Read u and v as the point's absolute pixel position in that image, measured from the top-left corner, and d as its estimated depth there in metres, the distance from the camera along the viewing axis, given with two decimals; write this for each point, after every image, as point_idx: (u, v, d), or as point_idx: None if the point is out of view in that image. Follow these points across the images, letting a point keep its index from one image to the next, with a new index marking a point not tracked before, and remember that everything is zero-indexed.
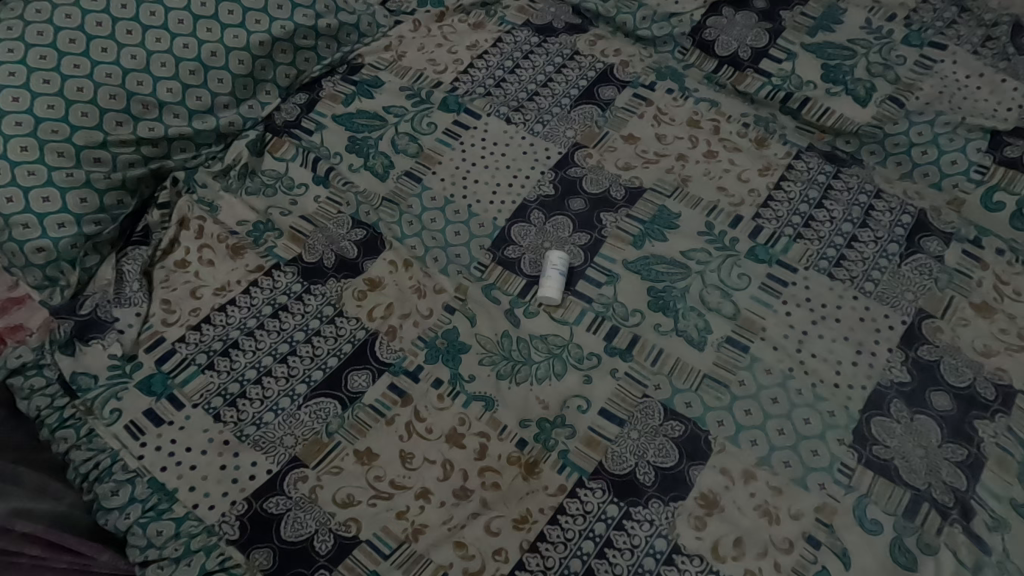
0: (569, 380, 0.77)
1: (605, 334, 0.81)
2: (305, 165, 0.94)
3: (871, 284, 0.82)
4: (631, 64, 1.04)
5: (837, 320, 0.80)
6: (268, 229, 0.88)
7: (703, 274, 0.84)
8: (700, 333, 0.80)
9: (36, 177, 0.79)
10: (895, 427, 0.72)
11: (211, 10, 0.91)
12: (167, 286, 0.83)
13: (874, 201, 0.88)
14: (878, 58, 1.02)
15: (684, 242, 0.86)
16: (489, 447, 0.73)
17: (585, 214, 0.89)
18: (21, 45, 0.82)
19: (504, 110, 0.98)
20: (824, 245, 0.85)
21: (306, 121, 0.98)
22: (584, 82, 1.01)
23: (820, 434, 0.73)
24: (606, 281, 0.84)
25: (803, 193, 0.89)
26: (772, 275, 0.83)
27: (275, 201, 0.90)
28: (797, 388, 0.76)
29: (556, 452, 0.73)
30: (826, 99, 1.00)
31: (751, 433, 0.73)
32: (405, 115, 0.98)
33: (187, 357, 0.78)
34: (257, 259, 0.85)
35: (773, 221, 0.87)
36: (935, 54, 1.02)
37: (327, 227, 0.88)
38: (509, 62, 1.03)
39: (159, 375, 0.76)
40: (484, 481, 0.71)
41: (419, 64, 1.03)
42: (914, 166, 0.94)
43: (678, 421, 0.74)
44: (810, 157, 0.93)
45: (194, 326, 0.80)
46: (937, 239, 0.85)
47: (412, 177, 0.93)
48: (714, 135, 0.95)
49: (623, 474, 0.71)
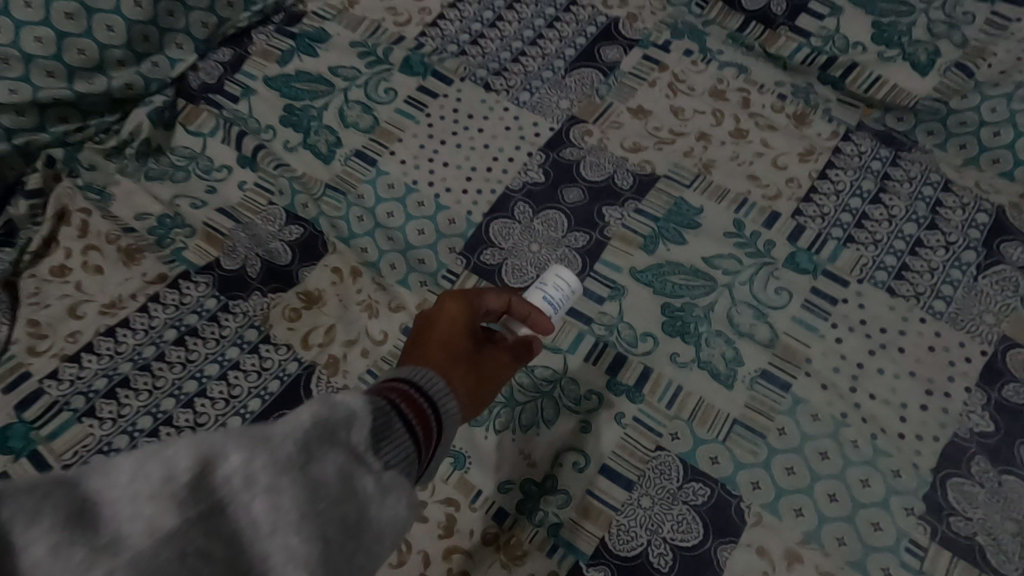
0: (562, 429, 0.60)
1: (609, 365, 0.63)
2: (228, 143, 0.74)
3: (942, 302, 0.65)
4: (641, 17, 0.84)
5: (900, 349, 0.63)
6: (175, 225, 0.68)
7: (731, 288, 0.66)
8: (729, 365, 0.63)
9: None
10: (978, 493, 0.57)
11: None
12: (36, 302, 0.63)
13: (943, 195, 0.71)
14: (940, 15, 0.83)
15: (708, 245, 0.68)
16: (458, 520, 0.56)
17: (583, 208, 0.71)
18: None
19: (483, 74, 0.78)
20: (881, 252, 0.68)
21: (231, 84, 0.77)
22: (583, 40, 0.81)
23: (882, 501, 0.57)
24: (609, 295, 0.66)
25: (855, 185, 0.72)
26: (817, 289, 0.66)
27: (186, 189, 0.70)
28: (852, 439, 0.59)
29: (545, 527, 0.56)
30: (876, 66, 0.82)
31: (794, 499, 0.57)
32: (357, 79, 0.78)
33: (59, 400, 0.59)
34: (159, 266, 0.66)
35: (817, 219, 0.70)
36: (1009, 11, 0.83)
37: (253, 223, 0.69)
38: (489, 12, 0.82)
39: (20, 426, 0.57)
40: (450, 567, 0.54)
41: (375, 13, 0.82)
42: (981, 150, 0.76)
43: (702, 483, 0.58)
44: (862, 139, 0.75)
45: (71, 356, 0.61)
46: (1021, 245, 0.68)
47: (364, 158, 0.73)
48: (742, 109, 0.77)
49: (633, 556, 0.55)
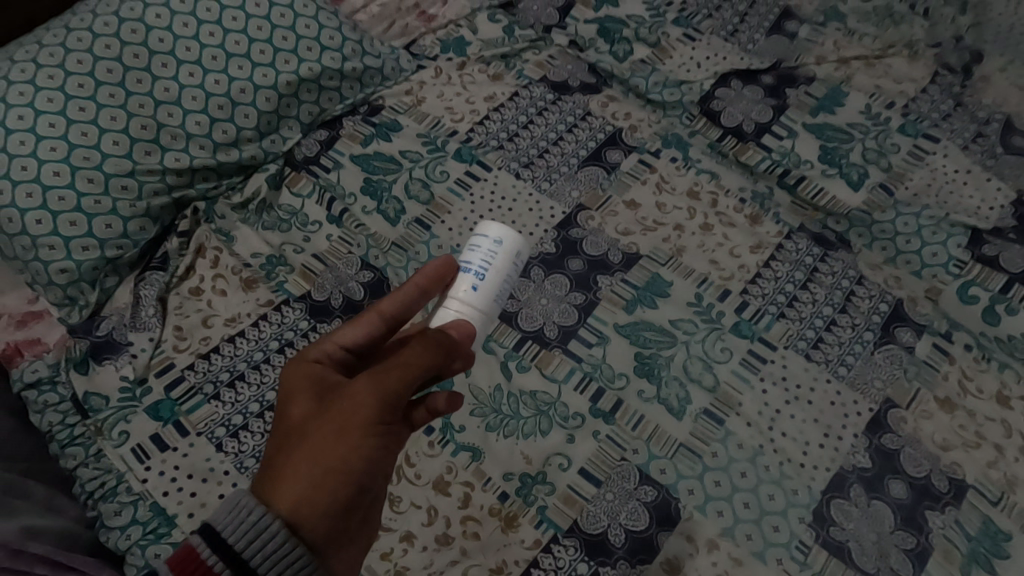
0: (553, 438, 0.82)
1: (591, 395, 0.85)
2: (321, 204, 0.98)
3: (845, 368, 0.87)
4: (640, 129, 1.09)
5: (809, 401, 0.85)
6: (280, 264, 0.92)
7: (688, 345, 0.88)
8: (680, 402, 0.85)
9: (65, 202, 0.83)
10: (852, 510, 0.78)
11: (244, 48, 0.95)
12: (180, 313, 0.87)
13: (856, 287, 0.94)
14: (873, 144, 1.07)
15: (674, 311, 0.91)
16: (472, 497, 0.78)
17: (583, 275, 0.94)
18: (60, 72, 0.86)
19: (515, 165, 1.03)
20: (804, 326, 0.90)
21: (325, 158, 1.02)
22: (593, 144, 1.06)
23: (782, 510, 0.78)
24: (596, 342, 0.89)
25: (790, 274, 0.94)
26: (752, 351, 0.88)
27: (289, 237, 0.95)
28: (765, 464, 0.81)
29: (535, 507, 0.77)
30: (821, 180, 1.04)
31: (718, 503, 0.78)
32: (420, 161, 1.02)
33: (194, 385, 0.82)
34: (268, 293, 0.90)
35: (758, 298, 0.92)
36: (927, 145, 1.07)
37: (337, 266, 0.92)
38: (523, 117, 1.08)
39: (167, 401, 0.81)
40: (465, 530, 0.76)
41: (437, 111, 1.08)
42: (897, 253, 0.98)
43: (651, 486, 0.79)
44: (800, 238, 0.98)
45: (204, 354, 0.84)
46: (910, 330, 0.90)
47: (421, 224, 0.97)
48: (711, 208, 1.00)
49: (596, 533, 0.76)
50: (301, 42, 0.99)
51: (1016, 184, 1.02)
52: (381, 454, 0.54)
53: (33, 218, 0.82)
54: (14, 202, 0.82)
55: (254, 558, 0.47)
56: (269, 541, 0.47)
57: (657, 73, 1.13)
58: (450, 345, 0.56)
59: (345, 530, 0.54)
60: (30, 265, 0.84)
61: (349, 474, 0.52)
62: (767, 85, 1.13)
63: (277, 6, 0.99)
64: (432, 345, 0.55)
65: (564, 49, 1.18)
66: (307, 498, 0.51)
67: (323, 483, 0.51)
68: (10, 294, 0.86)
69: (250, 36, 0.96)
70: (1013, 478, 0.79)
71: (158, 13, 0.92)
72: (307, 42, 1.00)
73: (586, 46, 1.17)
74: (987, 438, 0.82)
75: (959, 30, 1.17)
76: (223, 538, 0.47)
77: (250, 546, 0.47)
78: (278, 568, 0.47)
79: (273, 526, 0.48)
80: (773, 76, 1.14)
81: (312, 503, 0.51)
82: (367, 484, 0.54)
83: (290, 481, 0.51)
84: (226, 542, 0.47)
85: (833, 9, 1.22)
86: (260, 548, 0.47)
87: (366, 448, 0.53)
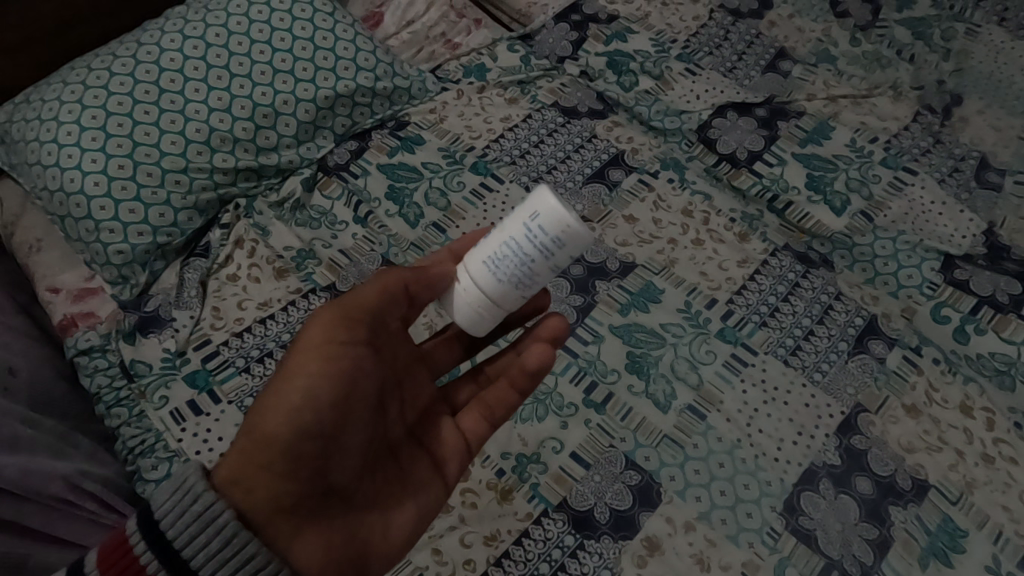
0: (548, 424, 0.90)
1: (585, 387, 0.93)
2: (348, 206, 1.08)
3: (820, 374, 0.94)
4: (641, 152, 1.19)
5: (785, 402, 0.92)
6: (309, 257, 1.02)
7: (676, 346, 0.96)
8: (666, 398, 0.92)
9: (127, 192, 0.95)
10: (820, 501, 0.85)
11: (289, 66, 1.07)
12: (218, 295, 0.97)
13: (834, 302, 1.01)
14: (856, 174, 1.15)
15: (664, 316, 1.00)
16: (472, 472, 0.86)
17: (583, 280, 1.03)
18: (130, 79, 0.98)
19: (525, 179, 1.13)
20: (784, 335, 0.98)
21: (354, 166, 1.13)
22: (597, 164, 1.16)
23: (756, 499, 0.85)
24: (592, 341, 0.97)
25: (773, 287, 1.03)
26: (735, 354, 0.96)
27: (319, 233, 1.05)
28: (742, 456, 0.88)
29: (528, 484, 0.85)
30: (807, 206, 1.13)
31: (696, 490, 0.85)
32: (440, 172, 1.13)
33: (227, 359, 0.91)
34: (297, 282, 0.99)
35: (743, 307, 1.01)
36: (907, 177, 1.15)
37: (360, 261, 1.02)
38: (534, 137, 1.19)
39: (203, 371, 0.90)
40: (464, 500, 0.84)
41: (457, 128, 1.19)
42: (876, 274, 1.05)
43: (636, 471, 0.87)
44: (784, 256, 1.06)
45: (237, 333, 0.94)
46: (882, 343, 0.97)
47: (438, 228, 1.07)
48: (703, 225, 1.09)
49: (583, 510, 0.83)
50: (339, 62, 1.11)
51: (987, 216, 1.10)
52: (326, 393, 0.58)
53: (99, 204, 0.94)
54: (83, 190, 0.94)
55: (190, 553, 0.52)
56: (201, 531, 0.52)
57: (659, 103, 1.24)
58: (386, 285, 0.63)
59: (300, 490, 0.57)
60: (91, 246, 0.96)
61: (286, 419, 0.56)
62: (760, 117, 1.22)
63: (320, 30, 1.11)
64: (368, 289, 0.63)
65: (575, 79, 1.29)
66: (245, 448, 0.56)
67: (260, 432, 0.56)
68: (69, 273, 0.99)
69: (295, 55, 1.08)
70: (971, 481, 0.86)
71: (217, 33, 1.04)
72: (345, 62, 1.12)
73: (595, 76, 1.29)
74: (949, 443, 0.89)
75: (941, 75, 1.27)
76: (152, 525, 0.52)
77: (184, 538, 0.52)
78: (213, 563, 0.52)
79: (205, 516, 0.52)
80: (766, 109, 1.23)
81: (246, 455, 0.56)
82: (313, 433, 0.57)
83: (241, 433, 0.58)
84: (159, 533, 0.52)
85: (825, 52, 1.33)
86: (198, 538, 0.52)
87: (303, 390, 0.57)
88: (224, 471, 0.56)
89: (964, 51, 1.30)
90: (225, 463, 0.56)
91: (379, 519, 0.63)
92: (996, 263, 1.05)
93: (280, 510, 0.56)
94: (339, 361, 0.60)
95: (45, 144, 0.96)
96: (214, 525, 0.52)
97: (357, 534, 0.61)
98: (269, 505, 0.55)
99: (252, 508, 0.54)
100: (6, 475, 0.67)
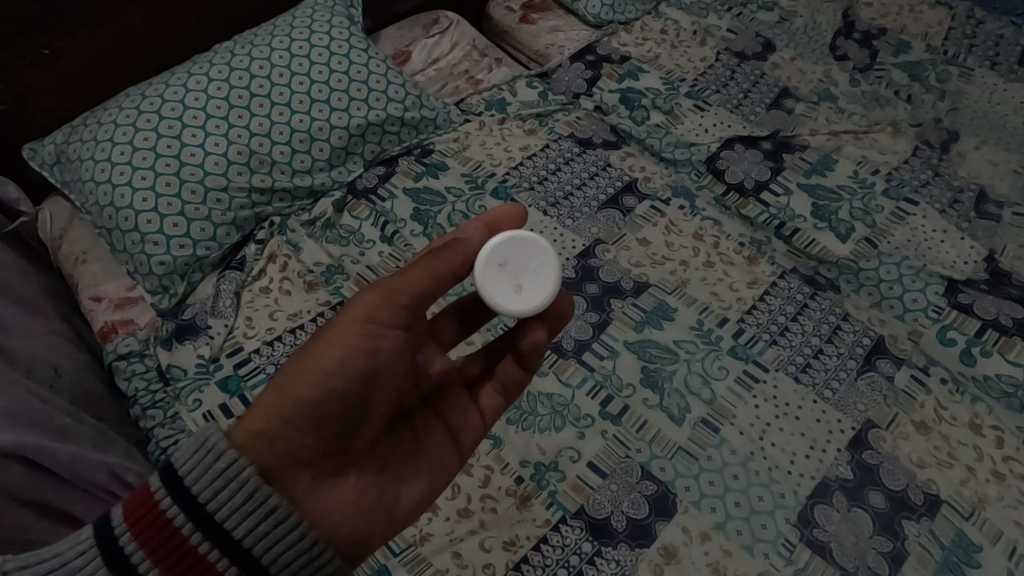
0: (566, 434, 0.93)
1: (601, 399, 0.96)
2: (375, 226, 1.14)
3: (830, 391, 0.97)
4: (653, 180, 1.25)
5: (796, 417, 0.94)
6: (338, 272, 1.08)
7: (689, 362, 1.00)
8: (681, 411, 0.95)
9: (172, 208, 1.02)
10: (834, 514, 0.86)
11: (325, 95, 1.15)
12: (251, 306, 1.03)
13: (842, 322, 1.05)
14: (859, 204, 1.20)
15: (677, 333, 1.03)
16: (492, 478, 0.89)
17: (599, 298, 1.07)
18: (180, 105, 1.06)
19: (543, 204, 1.19)
20: (794, 353, 1.01)
21: (382, 189, 1.20)
22: (611, 190, 1.22)
23: (770, 510, 0.86)
24: (607, 356, 1.01)
25: (782, 308, 1.07)
26: (746, 371, 0.99)
27: (347, 251, 1.11)
28: (756, 469, 0.90)
29: (546, 491, 0.88)
30: (813, 232, 1.16)
31: (711, 500, 0.87)
32: (462, 197, 1.19)
33: (259, 366, 0.96)
34: (326, 294, 1.04)
35: (754, 326, 1.04)
36: (908, 208, 1.20)
37: (386, 277, 1.07)
38: (552, 165, 1.25)
39: (235, 377, 0.94)
40: (484, 505, 0.86)
41: (479, 156, 1.26)
42: (882, 297, 1.08)
43: (652, 481, 0.89)
44: (792, 279, 1.10)
45: (268, 341, 0.98)
46: (890, 362, 1.00)
47: None
48: (713, 249, 1.14)
49: (600, 517, 0.85)
50: (371, 93, 1.19)
51: (988, 244, 1.14)
52: (354, 365, 0.58)
53: (145, 218, 1.01)
54: (132, 204, 1.01)
55: (213, 510, 0.49)
56: (227, 487, 0.50)
57: (669, 136, 1.31)
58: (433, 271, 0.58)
59: (314, 450, 0.57)
60: (136, 257, 1.02)
61: (309, 383, 0.57)
62: (766, 150, 1.29)
63: (355, 64, 1.19)
64: (413, 273, 0.58)
65: (590, 113, 1.37)
66: (268, 408, 0.55)
67: (283, 395, 0.56)
68: (112, 282, 1.05)
69: (332, 86, 1.15)
70: (983, 496, 0.87)
71: (261, 65, 1.12)
72: (376, 94, 1.20)
73: (609, 111, 1.36)
74: (959, 459, 0.90)
75: (937, 114, 1.34)
76: (173, 477, 0.50)
77: (208, 493, 0.49)
78: (236, 517, 0.49)
79: (229, 473, 0.50)
80: (771, 143, 1.30)
81: (270, 413, 0.55)
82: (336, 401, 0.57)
83: (261, 397, 0.56)
84: (184, 490, 0.50)
85: (826, 91, 1.41)
86: (220, 495, 0.49)
87: (329, 360, 0.58)
88: (244, 428, 0.54)
89: (959, 92, 1.37)
90: (247, 421, 0.55)
91: (385, 483, 0.64)
92: (998, 288, 1.08)
93: (297, 466, 0.56)
94: (372, 338, 0.59)
95: (100, 162, 1.03)
96: (236, 483, 0.50)
97: (368, 501, 0.61)
98: (285, 464, 0.55)
99: (269, 465, 0.54)
100: (61, 462, 0.71)
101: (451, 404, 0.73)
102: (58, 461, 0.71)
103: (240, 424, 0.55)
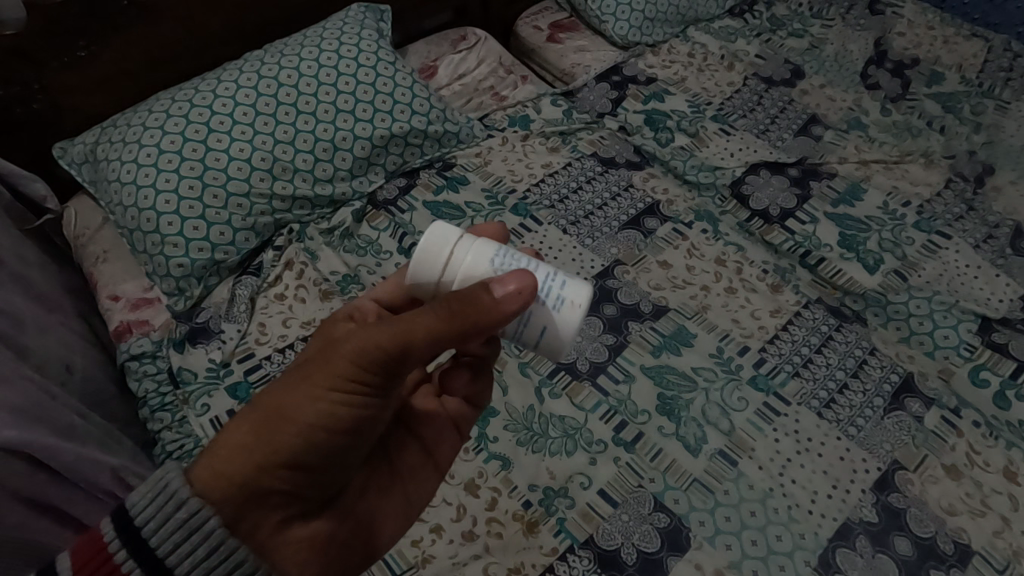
0: (577, 459, 0.90)
1: (615, 425, 0.93)
2: (393, 237, 1.14)
3: (855, 428, 0.93)
4: (675, 203, 1.23)
5: (819, 454, 0.90)
6: (354, 283, 1.07)
7: (707, 391, 0.97)
8: (697, 441, 0.92)
9: (194, 211, 1.03)
10: (857, 559, 0.82)
11: (350, 106, 1.15)
12: (265, 312, 1.03)
13: (869, 356, 1.01)
14: (889, 236, 1.17)
15: (696, 360, 1.00)
16: (499, 501, 0.86)
17: (615, 320, 1.05)
18: (208, 111, 1.07)
19: (563, 222, 1.18)
20: (817, 386, 0.97)
21: (401, 202, 1.19)
22: (633, 211, 1.21)
23: (789, 552, 0.82)
24: (623, 380, 0.98)
25: (805, 338, 1.03)
26: (767, 403, 0.96)
27: (364, 261, 1.10)
28: (775, 506, 0.86)
29: (555, 517, 0.85)
30: (840, 262, 1.13)
31: (726, 537, 0.83)
32: (482, 212, 1.18)
33: (268, 373, 0.95)
34: (340, 304, 1.04)
35: (776, 357, 1.01)
36: (940, 241, 1.16)
37: None
38: (573, 184, 1.24)
39: (244, 384, 0.94)
40: (489, 529, 0.84)
41: (500, 172, 1.26)
42: (911, 333, 1.04)
43: (665, 513, 0.85)
44: (817, 309, 1.07)
45: (280, 349, 0.98)
46: (920, 401, 0.96)
47: None
48: (736, 275, 1.12)
49: (610, 549, 0.82)
50: (396, 106, 1.19)
51: None
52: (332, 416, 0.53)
53: (166, 220, 1.02)
54: (155, 206, 1.02)
55: None
56: None
57: (694, 159, 1.29)
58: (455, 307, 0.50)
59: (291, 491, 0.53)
60: (155, 258, 1.03)
61: (268, 434, 0.52)
62: (792, 176, 1.26)
63: (381, 77, 1.19)
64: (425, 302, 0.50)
65: (614, 133, 1.36)
66: (236, 449, 0.52)
67: (253, 443, 0.52)
68: (129, 282, 1.06)
69: (357, 97, 1.16)
70: (1018, 549, 0.82)
71: (290, 74, 1.12)
72: (401, 106, 1.20)
73: (633, 132, 1.35)
74: (992, 507, 0.85)
75: (972, 146, 1.30)
76: (130, 526, 0.48)
77: None
78: None
79: None
80: (798, 169, 1.27)
81: (238, 458, 0.51)
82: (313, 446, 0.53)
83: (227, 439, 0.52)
84: (140, 541, 0.48)
85: (856, 119, 1.38)
86: None
87: (298, 412, 0.52)
88: (209, 469, 0.51)
89: (996, 124, 1.33)
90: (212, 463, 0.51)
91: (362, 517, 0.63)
92: None
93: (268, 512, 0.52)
94: (346, 392, 0.52)
95: (126, 163, 1.04)
96: None
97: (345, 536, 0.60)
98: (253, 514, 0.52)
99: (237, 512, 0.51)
100: (66, 461, 0.71)
101: (430, 424, 0.70)
102: (63, 459, 0.70)
103: (204, 464, 0.51)
